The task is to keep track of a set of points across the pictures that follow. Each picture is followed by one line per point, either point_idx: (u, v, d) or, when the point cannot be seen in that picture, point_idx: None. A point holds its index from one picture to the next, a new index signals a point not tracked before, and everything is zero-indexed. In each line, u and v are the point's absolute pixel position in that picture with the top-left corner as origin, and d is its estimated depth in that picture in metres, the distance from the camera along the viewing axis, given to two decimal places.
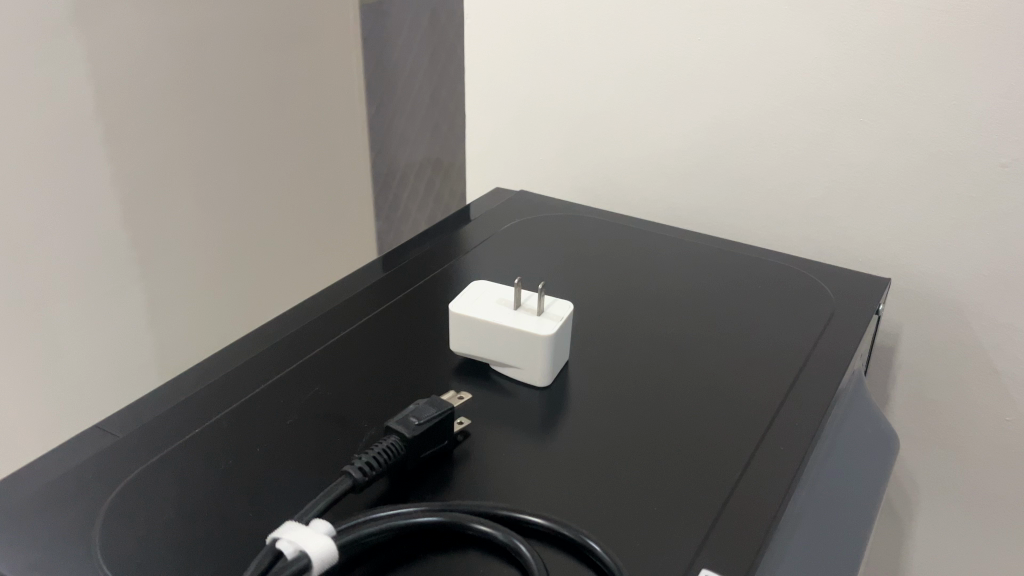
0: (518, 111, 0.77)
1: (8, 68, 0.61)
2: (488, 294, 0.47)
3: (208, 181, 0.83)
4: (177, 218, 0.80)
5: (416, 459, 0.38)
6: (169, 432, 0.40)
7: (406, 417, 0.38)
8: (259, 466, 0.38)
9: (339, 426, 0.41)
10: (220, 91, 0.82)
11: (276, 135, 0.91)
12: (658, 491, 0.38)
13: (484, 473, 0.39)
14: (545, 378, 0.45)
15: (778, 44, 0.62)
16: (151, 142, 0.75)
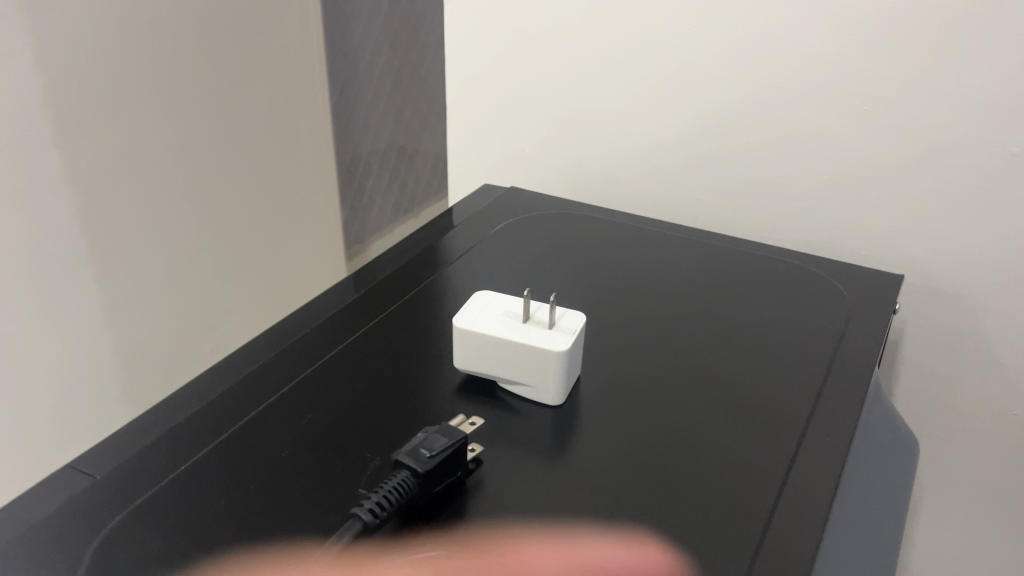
0: (501, 103, 0.74)
1: None
2: (493, 306, 0.44)
3: (168, 179, 0.75)
4: (142, 212, 0.73)
5: (429, 495, 0.35)
6: (151, 470, 0.37)
7: (415, 448, 0.35)
8: (257, 507, 0.35)
9: (339, 457, 0.38)
10: (179, 78, 0.74)
11: (255, 130, 0.86)
12: (694, 519, 0.36)
13: (503, 502, 0.36)
14: (557, 397, 0.42)
15: (779, 28, 0.59)
16: (103, 136, 0.67)
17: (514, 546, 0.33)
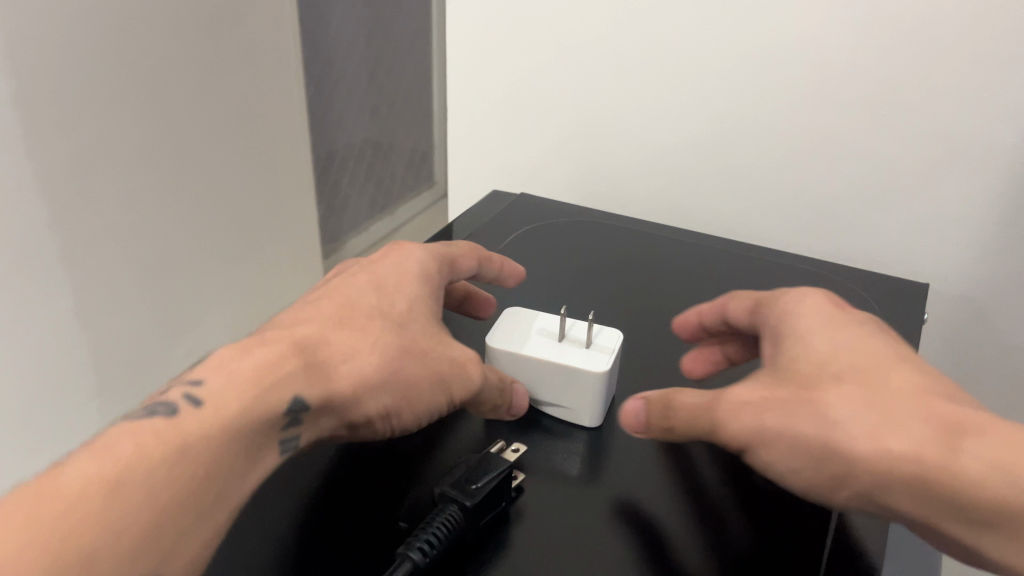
0: (505, 106, 0.72)
1: None
2: (524, 328, 0.42)
3: (136, 176, 0.74)
4: (109, 208, 0.72)
5: (476, 529, 0.33)
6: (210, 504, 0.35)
7: (460, 481, 0.34)
8: (293, 551, 0.33)
9: (378, 489, 0.36)
10: (146, 77, 0.72)
11: (223, 135, 0.84)
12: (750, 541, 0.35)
13: (552, 531, 0.35)
14: (593, 419, 0.40)
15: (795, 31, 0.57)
16: (60, 141, 0.65)
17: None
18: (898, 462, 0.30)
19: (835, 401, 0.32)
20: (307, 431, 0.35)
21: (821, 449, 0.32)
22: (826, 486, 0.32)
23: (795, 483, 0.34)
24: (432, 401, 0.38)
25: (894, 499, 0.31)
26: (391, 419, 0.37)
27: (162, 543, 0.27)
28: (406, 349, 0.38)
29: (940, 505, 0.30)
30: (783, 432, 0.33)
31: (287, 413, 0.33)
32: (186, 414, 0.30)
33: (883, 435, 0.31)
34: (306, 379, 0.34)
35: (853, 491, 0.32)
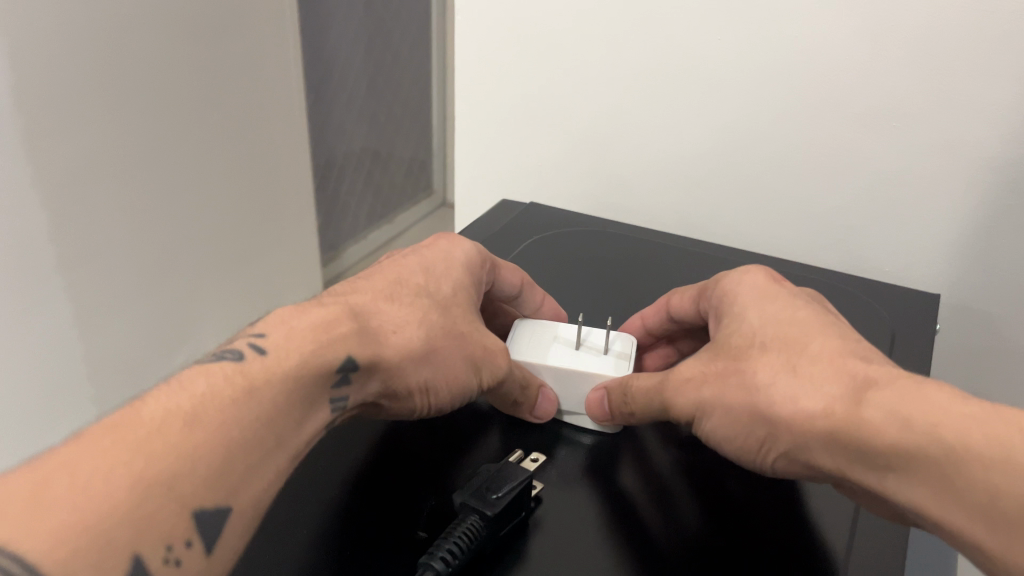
0: (512, 114, 0.72)
1: None
2: (542, 339, 0.44)
3: (132, 186, 0.77)
4: (105, 214, 0.74)
5: (496, 538, 0.33)
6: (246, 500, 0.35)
7: (481, 490, 0.33)
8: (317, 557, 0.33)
9: (398, 498, 0.36)
10: (143, 93, 0.75)
11: (219, 146, 0.88)
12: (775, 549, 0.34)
13: (572, 539, 0.34)
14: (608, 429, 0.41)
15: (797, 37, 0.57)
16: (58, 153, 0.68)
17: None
18: (810, 422, 0.32)
19: (764, 373, 0.35)
20: (354, 394, 0.35)
21: (744, 412, 0.35)
22: (756, 448, 0.35)
23: (734, 450, 0.36)
24: (466, 382, 0.39)
25: (812, 456, 0.33)
26: (429, 395, 0.39)
27: (227, 482, 0.28)
28: (448, 331, 0.39)
29: (848, 457, 0.31)
30: (713, 403, 0.36)
31: (339, 369, 0.34)
32: (259, 359, 0.32)
33: (800, 402, 0.33)
34: (364, 340, 0.36)
35: (781, 454, 0.34)
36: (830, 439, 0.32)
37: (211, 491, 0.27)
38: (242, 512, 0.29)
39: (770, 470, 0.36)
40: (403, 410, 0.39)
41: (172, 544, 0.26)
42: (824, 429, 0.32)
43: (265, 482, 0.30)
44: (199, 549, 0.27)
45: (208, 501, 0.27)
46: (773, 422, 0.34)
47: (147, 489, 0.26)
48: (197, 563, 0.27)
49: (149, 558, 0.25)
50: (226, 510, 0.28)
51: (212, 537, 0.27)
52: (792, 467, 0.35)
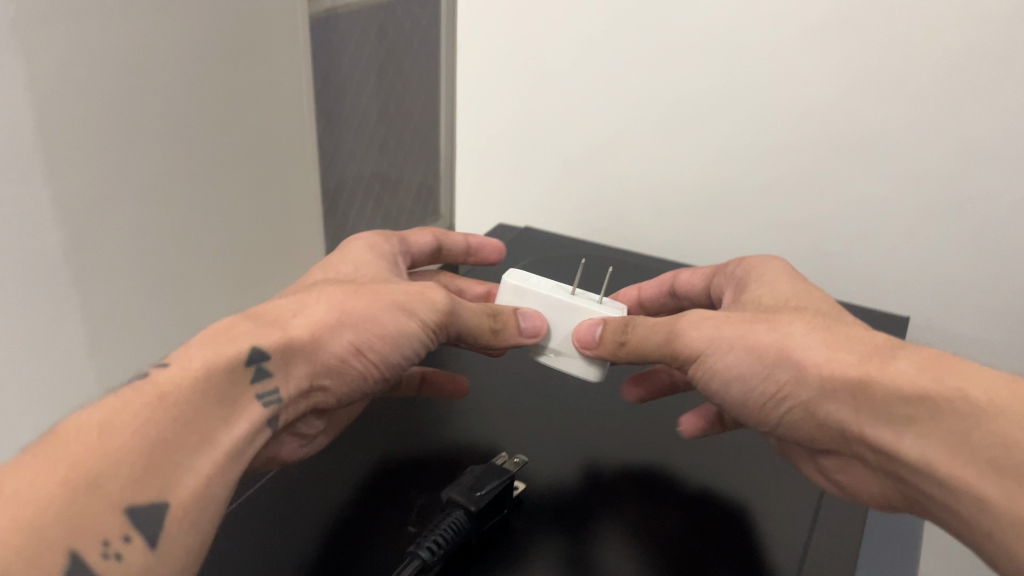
0: (512, 141, 0.75)
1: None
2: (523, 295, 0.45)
3: None
4: None
5: (479, 532, 0.36)
6: (260, 521, 0.38)
7: (466, 488, 0.36)
8: (299, 554, 0.36)
9: (387, 501, 0.39)
10: None
11: None
12: (727, 548, 0.37)
13: (548, 535, 0.37)
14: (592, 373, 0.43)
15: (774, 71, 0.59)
16: None
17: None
18: (840, 376, 0.35)
19: (800, 330, 0.37)
20: (285, 383, 0.38)
21: (770, 355, 0.37)
22: (769, 390, 0.37)
23: (741, 392, 0.38)
24: (406, 331, 0.41)
25: (824, 409, 0.36)
26: (368, 357, 0.41)
27: (157, 481, 0.30)
28: (353, 292, 0.42)
29: (869, 416, 0.34)
30: (736, 340, 0.38)
31: (249, 363, 0.36)
32: (162, 370, 0.34)
33: (838, 355, 0.35)
34: (274, 332, 0.38)
35: (797, 404, 0.36)
36: (855, 399, 0.34)
37: (143, 491, 0.30)
38: (183, 507, 0.31)
39: (771, 420, 0.38)
40: (354, 383, 0.41)
41: (109, 540, 0.28)
42: (849, 385, 0.34)
43: (203, 477, 0.32)
44: (141, 543, 0.29)
45: (142, 500, 0.30)
46: (803, 364, 0.36)
47: (72, 496, 0.28)
48: (141, 554, 0.29)
49: (86, 555, 0.27)
50: (163, 507, 0.30)
51: (153, 532, 0.30)
52: (800, 419, 0.37)
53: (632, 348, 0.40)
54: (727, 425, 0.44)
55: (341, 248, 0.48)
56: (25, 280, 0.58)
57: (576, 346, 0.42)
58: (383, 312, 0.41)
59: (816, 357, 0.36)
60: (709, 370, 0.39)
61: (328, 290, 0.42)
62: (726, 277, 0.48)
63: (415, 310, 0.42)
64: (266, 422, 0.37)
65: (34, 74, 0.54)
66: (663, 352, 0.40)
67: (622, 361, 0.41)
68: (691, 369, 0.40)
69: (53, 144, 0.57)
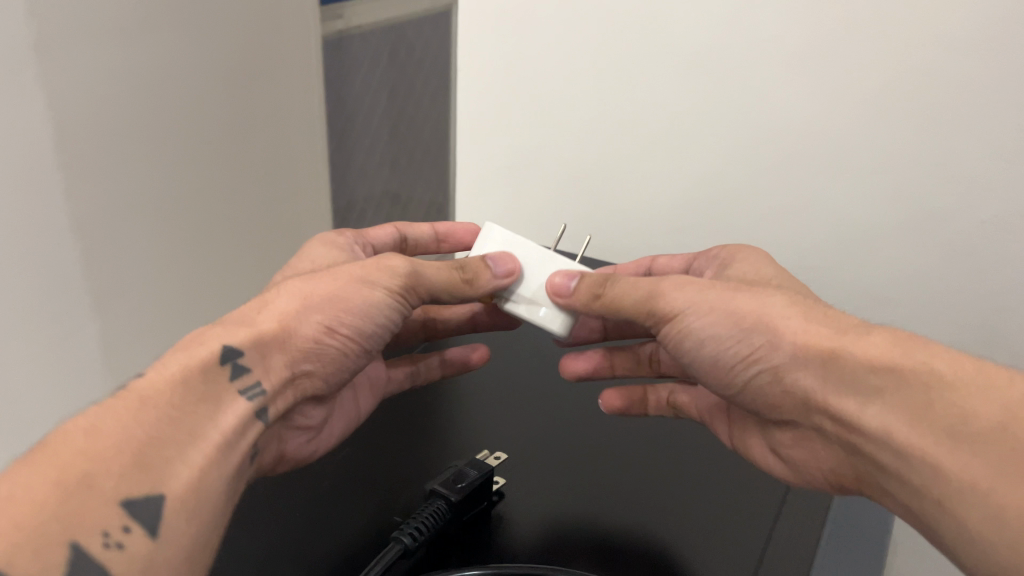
0: (504, 159, 0.78)
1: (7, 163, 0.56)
2: (488, 248, 0.44)
3: None
4: None
5: (460, 522, 0.39)
6: (256, 511, 0.40)
7: (448, 481, 0.39)
8: (286, 539, 0.38)
9: (376, 493, 0.42)
10: None
11: None
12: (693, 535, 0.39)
13: (525, 525, 0.40)
14: (559, 323, 0.42)
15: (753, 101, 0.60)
16: None
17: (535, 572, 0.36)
18: (814, 348, 0.35)
19: (780, 301, 0.37)
20: (266, 376, 0.39)
21: (746, 320, 0.37)
22: (742, 352, 0.37)
23: (711, 352, 0.38)
24: (371, 301, 0.42)
25: (792, 376, 0.36)
26: (342, 332, 0.41)
27: (151, 475, 0.32)
28: (314, 277, 0.43)
29: (835, 387, 0.34)
30: (712, 306, 0.38)
31: (223, 361, 0.38)
32: (146, 374, 0.36)
33: (815, 327, 0.36)
34: (244, 331, 0.39)
35: (767, 367, 0.36)
36: (824, 367, 0.34)
37: (137, 485, 0.31)
38: (180, 499, 0.32)
39: (739, 380, 0.38)
40: (335, 361, 0.42)
41: (109, 531, 0.30)
42: (820, 356, 0.35)
43: (199, 470, 0.34)
44: (141, 533, 0.31)
45: (139, 493, 0.31)
46: (779, 330, 0.36)
47: (67, 493, 0.30)
48: (142, 543, 0.31)
49: (85, 544, 0.29)
50: (159, 499, 0.31)
51: (153, 522, 0.31)
52: (767, 383, 0.37)
53: (608, 297, 0.40)
54: (649, 411, 0.48)
55: (302, 253, 0.49)
56: (39, 289, 0.61)
57: (549, 291, 0.41)
58: (347, 289, 0.42)
59: (794, 327, 0.36)
60: (683, 328, 0.39)
61: (290, 283, 0.43)
62: (708, 260, 0.49)
63: (375, 280, 0.42)
64: (256, 415, 0.38)
65: (53, 93, 0.57)
66: (640, 307, 0.40)
67: (596, 312, 0.40)
68: (666, 326, 0.39)
69: (70, 157, 0.60)
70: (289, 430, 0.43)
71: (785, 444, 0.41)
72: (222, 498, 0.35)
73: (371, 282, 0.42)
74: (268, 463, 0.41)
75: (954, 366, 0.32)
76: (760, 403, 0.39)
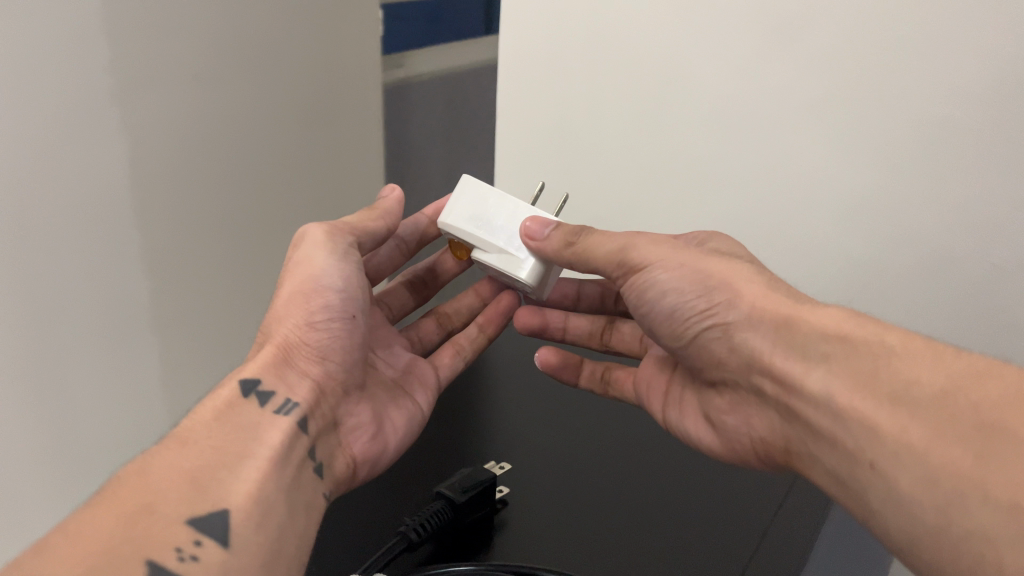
0: None
1: (91, 188, 0.60)
2: (467, 194, 0.47)
3: None
4: None
5: (462, 524, 0.42)
6: None
7: (452, 485, 0.42)
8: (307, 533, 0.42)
9: (390, 494, 0.45)
10: None
11: None
12: (684, 544, 0.42)
13: (525, 531, 0.42)
14: (527, 270, 0.46)
15: (769, 153, 0.55)
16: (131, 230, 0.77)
17: (547, 569, 0.39)
18: (763, 314, 0.38)
19: (749, 270, 0.40)
20: (292, 393, 0.40)
21: (713, 279, 0.40)
22: (699, 307, 0.40)
23: (671, 305, 0.42)
24: (332, 282, 0.42)
25: (740, 335, 0.39)
26: (322, 322, 0.42)
27: (212, 494, 0.34)
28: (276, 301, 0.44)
29: (784, 349, 0.37)
30: (685, 263, 0.41)
31: (244, 394, 0.39)
32: (182, 423, 0.37)
33: (774, 292, 0.39)
34: (249, 365, 0.41)
35: (719, 325, 0.40)
36: (777, 332, 0.37)
37: (198, 505, 0.33)
38: (244, 510, 0.34)
39: (691, 331, 0.42)
40: (340, 351, 0.43)
41: (181, 546, 0.32)
42: (776, 321, 0.38)
43: (256, 481, 0.35)
44: (213, 545, 0.33)
45: (200, 511, 0.33)
46: (738, 289, 0.39)
47: (132, 521, 0.32)
48: (216, 553, 0.32)
49: (161, 560, 0.31)
50: (223, 512, 0.33)
51: (221, 535, 0.33)
52: (716, 338, 0.41)
53: (580, 245, 0.43)
54: (580, 380, 0.54)
55: None
56: (105, 311, 0.65)
57: (523, 237, 0.45)
58: (292, 278, 0.43)
59: (754, 290, 0.39)
60: (648, 279, 0.42)
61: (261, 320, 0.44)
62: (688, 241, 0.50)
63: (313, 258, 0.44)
64: (298, 430, 0.39)
65: (129, 120, 0.62)
66: (609, 257, 0.44)
67: (566, 259, 0.44)
68: (632, 276, 0.43)
69: (141, 179, 0.65)
70: (348, 436, 0.44)
71: (723, 410, 0.44)
72: (286, 503, 0.36)
73: (298, 260, 0.44)
74: (343, 472, 0.42)
75: (909, 344, 0.34)
76: (705, 357, 0.43)
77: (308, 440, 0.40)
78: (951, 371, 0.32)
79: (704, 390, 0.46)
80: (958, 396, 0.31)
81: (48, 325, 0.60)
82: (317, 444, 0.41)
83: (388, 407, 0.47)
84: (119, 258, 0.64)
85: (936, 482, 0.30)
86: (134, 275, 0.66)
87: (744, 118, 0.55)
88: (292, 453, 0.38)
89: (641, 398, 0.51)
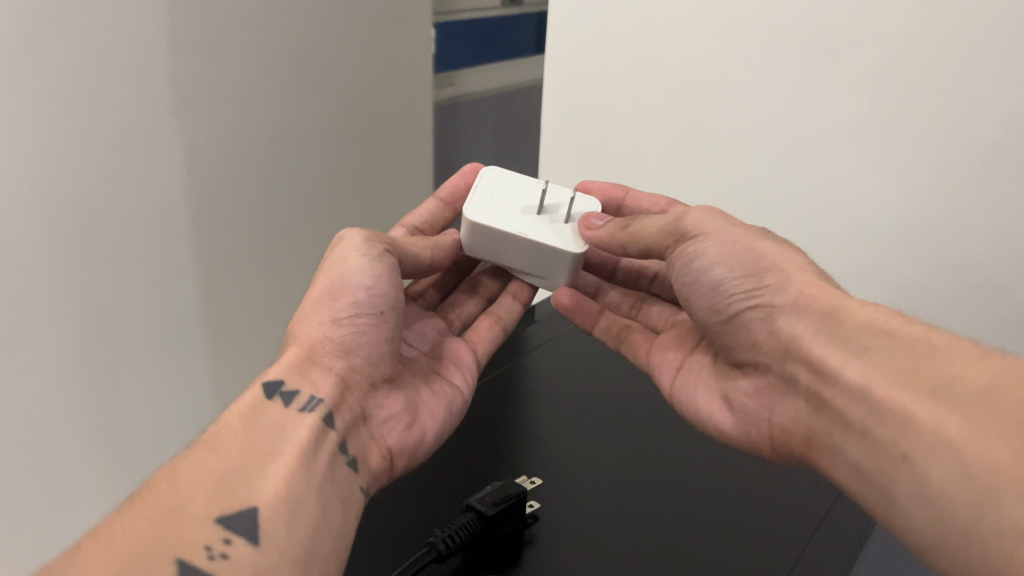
0: None
1: (145, 197, 0.63)
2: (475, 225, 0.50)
3: None
4: None
5: (492, 538, 0.42)
6: None
7: (482, 498, 0.42)
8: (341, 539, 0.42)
9: (422, 504, 0.45)
10: None
11: None
12: (715, 561, 0.41)
13: (553, 546, 0.42)
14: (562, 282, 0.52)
15: (813, 169, 0.54)
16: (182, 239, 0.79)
17: None
18: (815, 298, 0.39)
19: (805, 259, 0.41)
20: (316, 388, 0.41)
21: (762, 260, 0.41)
22: (746, 286, 0.41)
23: (714, 279, 0.42)
24: (361, 281, 0.43)
25: (783, 317, 0.40)
26: (347, 317, 0.43)
27: (242, 494, 0.35)
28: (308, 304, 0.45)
29: (826, 337, 0.37)
30: (739, 240, 0.42)
31: (267, 394, 0.40)
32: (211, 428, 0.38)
33: (826, 282, 0.39)
34: (277, 364, 0.42)
35: (762, 306, 0.40)
36: (822, 319, 0.38)
37: (228, 504, 0.34)
38: (274, 508, 0.35)
39: (728, 309, 0.42)
40: (366, 345, 0.43)
41: (211, 544, 0.33)
42: (823, 309, 0.38)
43: (284, 479, 0.36)
44: (242, 542, 0.33)
45: (230, 511, 0.34)
46: (792, 273, 0.40)
47: (162, 523, 0.33)
48: (245, 550, 0.33)
49: (191, 559, 0.32)
50: (252, 511, 0.34)
51: (251, 533, 0.34)
52: (757, 319, 0.41)
53: (633, 227, 0.46)
54: (595, 328, 0.55)
55: None
56: (155, 314, 0.67)
57: (579, 228, 0.49)
58: (323, 282, 0.44)
59: (807, 276, 0.40)
60: (694, 249, 0.42)
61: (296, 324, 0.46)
62: None
63: (344, 259, 0.44)
64: (325, 424, 0.40)
65: (184, 133, 0.64)
66: (662, 230, 0.45)
67: (620, 241, 0.46)
68: (683, 242, 0.43)
69: (194, 190, 0.67)
70: (380, 427, 0.44)
71: (744, 392, 0.43)
72: (321, 502, 0.37)
73: (331, 265, 0.45)
74: (377, 463, 0.43)
75: (952, 358, 0.33)
76: (739, 337, 0.42)
77: (337, 434, 0.40)
78: (989, 381, 0.32)
79: (729, 370, 0.45)
80: (999, 413, 0.30)
81: (98, 327, 0.63)
82: (348, 438, 0.41)
83: (424, 397, 0.47)
84: (169, 264, 0.66)
85: (973, 501, 0.29)
86: (183, 281, 0.68)
87: (788, 135, 0.54)
88: (321, 449, 0.39)
89: (650, 366, 0.51)
